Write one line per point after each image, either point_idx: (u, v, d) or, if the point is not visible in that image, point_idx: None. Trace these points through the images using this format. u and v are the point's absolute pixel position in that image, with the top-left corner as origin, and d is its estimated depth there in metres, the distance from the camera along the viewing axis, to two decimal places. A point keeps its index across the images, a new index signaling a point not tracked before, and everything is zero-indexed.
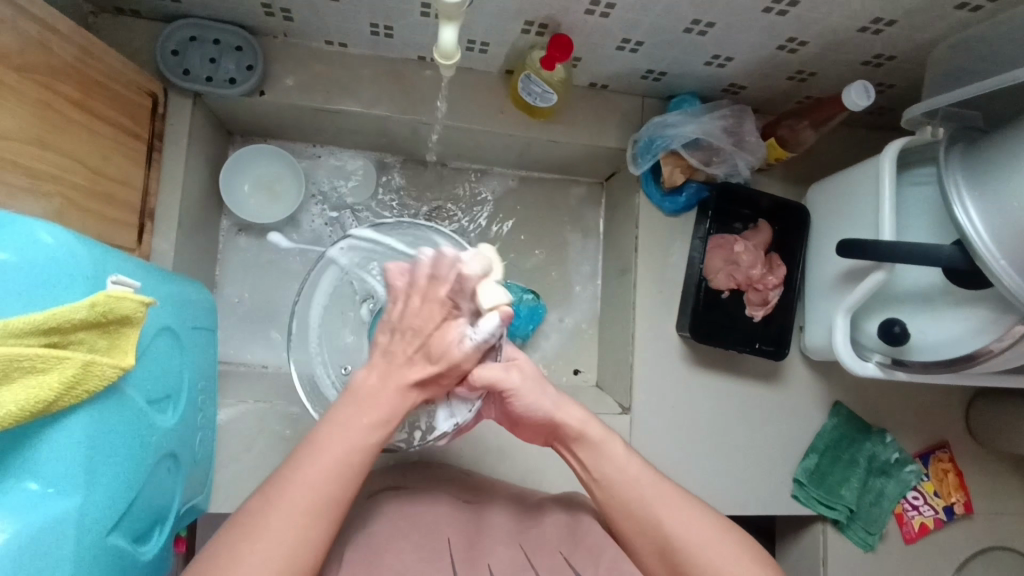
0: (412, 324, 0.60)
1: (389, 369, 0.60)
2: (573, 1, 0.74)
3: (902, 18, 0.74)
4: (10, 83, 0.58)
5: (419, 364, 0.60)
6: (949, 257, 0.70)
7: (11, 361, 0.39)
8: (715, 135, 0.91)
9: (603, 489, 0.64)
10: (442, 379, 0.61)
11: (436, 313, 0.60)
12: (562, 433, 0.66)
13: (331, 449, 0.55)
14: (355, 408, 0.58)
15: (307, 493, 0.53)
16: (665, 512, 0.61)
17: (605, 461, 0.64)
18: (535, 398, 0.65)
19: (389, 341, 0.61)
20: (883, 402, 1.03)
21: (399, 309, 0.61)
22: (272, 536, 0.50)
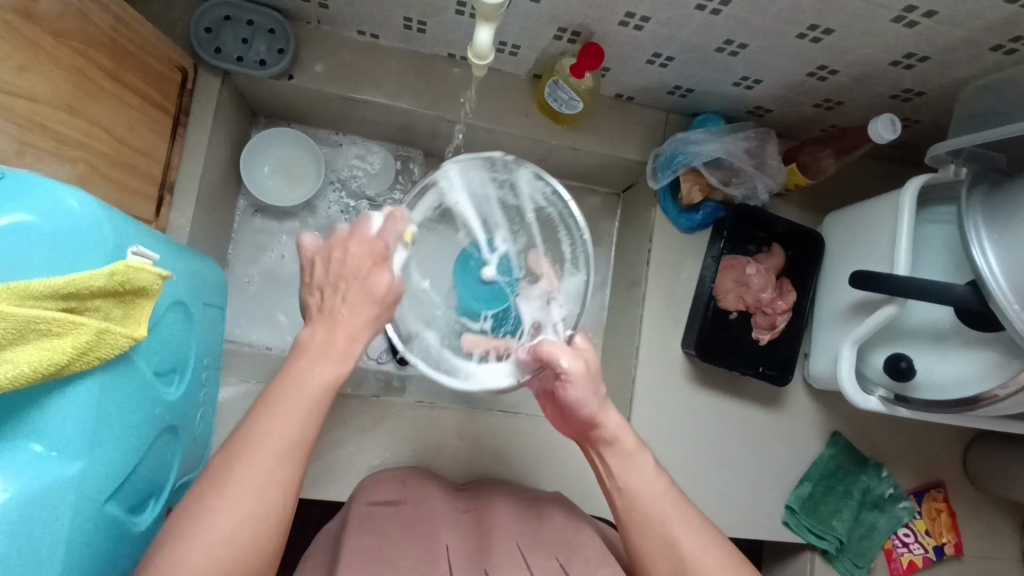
0: (345, 275, 0.56)
1: (334, 321, 0.56)
2: (608, 12, 0.74)
3: (936, 56, 0.74)
4: (46, 47, 0.59)
5: (360, 310, 0.56)
6: (962, 297, 0.70)
7: (29, 322, 0.39)
8: (737, 155, 0.91)
9: (625, 499, 0.65)
10: (391, 316, 0.58)
11: (367, 255, 0.56)
12: (596, 434, 0.66)
13: (290, 396, 0.53)
14: (308, 361, 0.55)
15: (267, 441, 0.51)
16: (690, 545, 0.62)
17: (631, 472, 0.65)
18: (584, 392, 0.64)
19: (321, 299, 0.57)
20: (882, 436, 1.03)
21: (323, 269, 0.57)
22: (237, 486, 0.50)
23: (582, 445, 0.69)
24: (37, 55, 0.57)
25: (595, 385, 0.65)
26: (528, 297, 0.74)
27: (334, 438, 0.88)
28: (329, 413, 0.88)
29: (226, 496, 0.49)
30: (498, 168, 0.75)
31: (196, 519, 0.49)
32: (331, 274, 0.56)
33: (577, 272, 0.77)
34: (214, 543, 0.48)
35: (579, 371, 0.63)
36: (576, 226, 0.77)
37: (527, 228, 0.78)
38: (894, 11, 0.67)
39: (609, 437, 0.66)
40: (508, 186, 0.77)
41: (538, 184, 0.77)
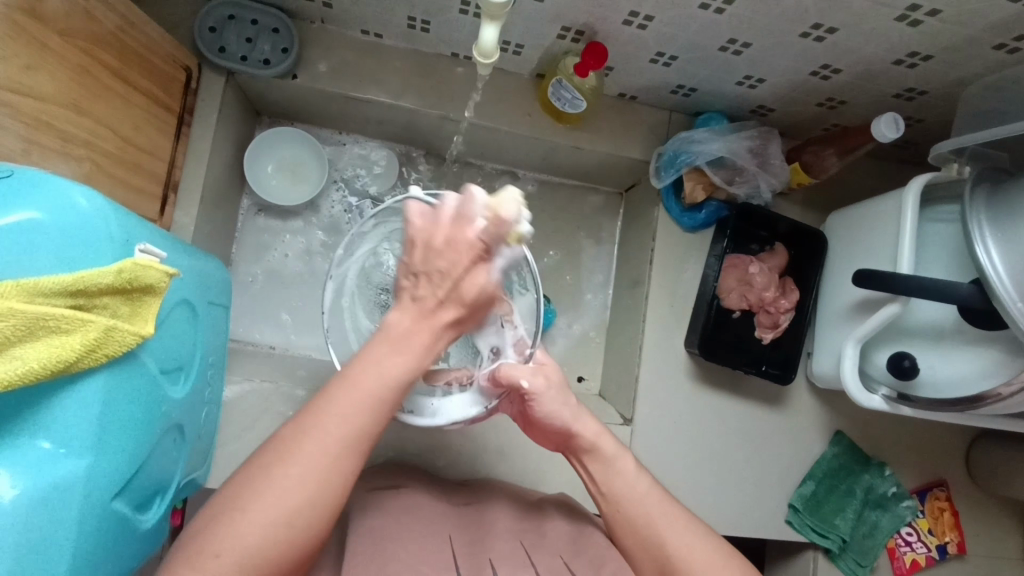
0: (438, 269, 0.54)
1: (422, 314, 0.55)
2: (612, 11, 0.74)
3: (939, 55, 0.74)
4: (52, 46, 0.59)
5: (448, 307, 0.55)
6: (966, 296, 0.70)
7: (38, 319, 0.39)
8: (740, 154, 0.91)
9: (609, 503, 0.66)
10: (471, 317, 0.57)
11: (466, 251, 0.53)
12: (575, 443, 0.69)
13: (363, 383, 0.53)
14: (387, 347, 0.54)
15: (337, 426, 0.51)
16: (672, 539, 0.62)
17: (614, 475, 0.67)
18: (551, 399, 0.67)
19: (415, 287, 0.55)
20: (884, 435, 1.03)
21: (421, 254, 0.54)
22: (306, 462, 0.50)
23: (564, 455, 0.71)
24: (43, 54, 0.58)
25: (561, 392, 0.68)
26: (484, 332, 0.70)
27: None
28: None
29: (296, 471, 0.49)
30: (421, 213, 0.78)
31: (263, 490, 0.49)
32: (428, 260, 0.54)
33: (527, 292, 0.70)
34: (271, 517, 0.48)
35: (539, 390, 0.66)
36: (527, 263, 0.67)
37: None
38: (897, 10, 0.67)
39: (587, 442, 0.68)
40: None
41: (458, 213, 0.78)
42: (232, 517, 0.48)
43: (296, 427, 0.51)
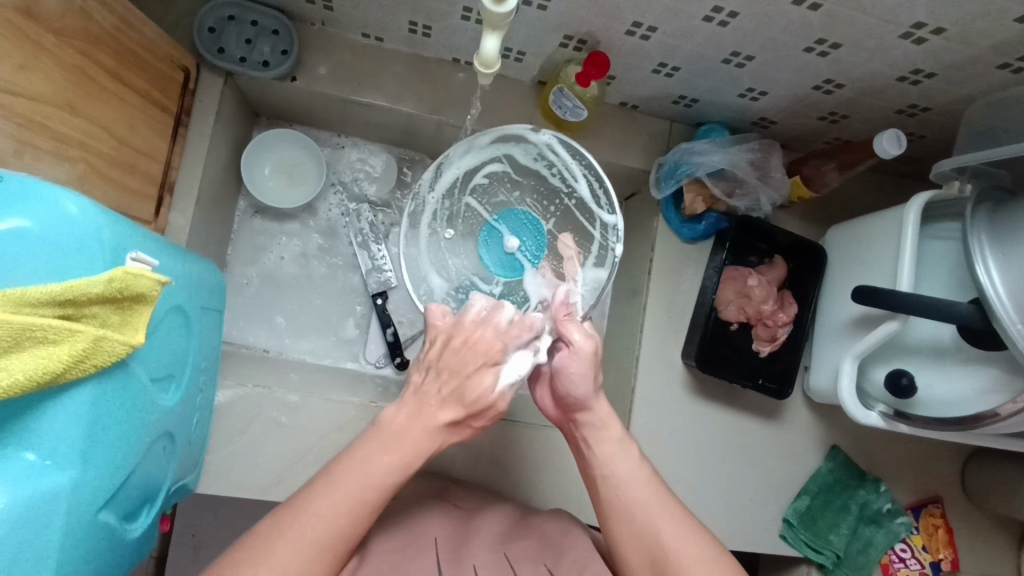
0: (454, 366, 0.63)
1: (421, 408, 0.62)
2: (615, 21, 0.74)
3: (942, 72, 0.73)
4: (46, 45, 0.58)
5: (447, 407, 0.63)
6: (965, 316, 0.70)
7: (24, 330, 0.38)
8: (741, 167, 0.90)
9: (609, 487, 0.66)
10: (471, 420, 0.64)
11: (478, 355, 0.63)
12: (584, 420, 0.69)
13: (347, 483, 0.57)
14: (378, 445, 0.59)
15: (316, 525, 0.55)
16: (665, 530, 0.62)
17: (618, 462, 0.66)
18: (581, 379, 0.67)
19: (423, 379, 0.64)
20: (879, 450, 1.02)
21: (438, 351, 0.65)
22: (274, 565, 0.53)
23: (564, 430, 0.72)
24: (35, 53, 0.57)
25: (591, 378, 0.68)
26: (537, 273, 0.86)
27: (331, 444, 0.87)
28: None
29: (264, 570, 0.52)
30: (517, 143, 0.85)
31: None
32: (448, 361, 0.64)
33: (601, 267, 0.84)
34: None
35: (586, 346, 0.68)
36: (614, 236, 0.84)
37: (569, 211, 0.89)
38: (902, 27, 0.66)
39: (598, 427, 0.68)
40: (537, 157, 0.86)
41: (547, 155, 0.86)
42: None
43: (274, 517, 0.56)
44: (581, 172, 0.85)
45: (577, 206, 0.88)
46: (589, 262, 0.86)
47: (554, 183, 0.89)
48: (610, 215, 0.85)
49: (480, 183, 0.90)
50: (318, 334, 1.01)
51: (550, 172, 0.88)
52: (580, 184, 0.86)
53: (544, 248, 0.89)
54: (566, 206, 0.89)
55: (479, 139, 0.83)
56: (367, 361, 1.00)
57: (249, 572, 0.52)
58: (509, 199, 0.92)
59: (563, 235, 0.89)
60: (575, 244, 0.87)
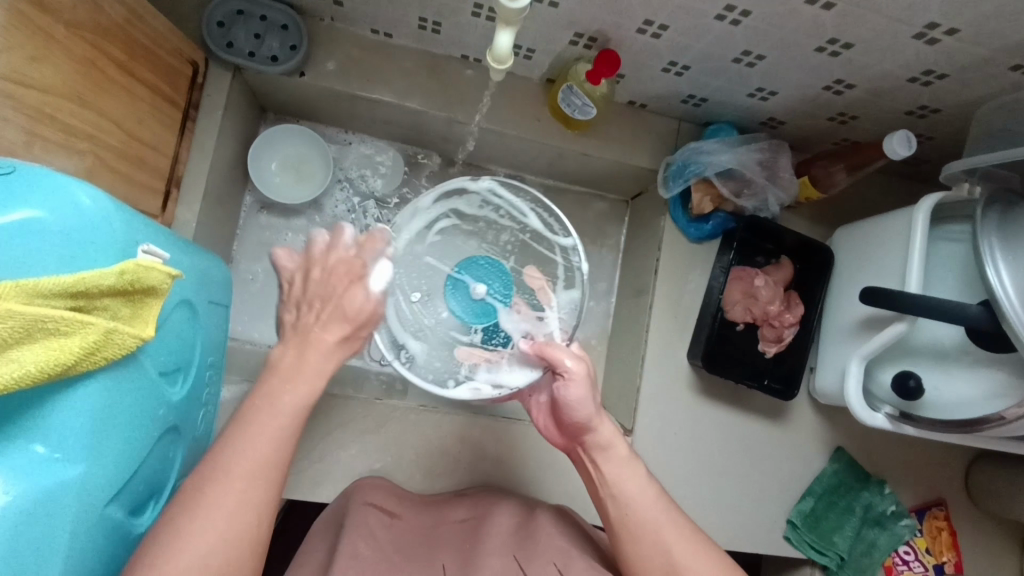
0: (324, 292, 0.64)
1: (306, 339, 0.62)
2: (626, 18, 0.73)
3: (954, 73, 0.73)
4: (58, 37, 0.58)
5: (331, 327, 0.63)
6: (975, 317, 0.70)
7: (36, 321, 0.38)
8: (749, 167, 0.90)
9: (620, 507, 0.66)
10: (361, 333, 0.64)
11: (345, 274, 0.65)
12: (589, 441, 0.69)
13: (262, 417, 0.56)
14: (279, 378, 0.59)
15: (246, 459, 0.53)
16: (677, 549, 0.64)
17: (625, 477, 0.67)
18: (582, 403, 0.67)
19: (298, 316, 0.64)
20: (884, 453, 1.02)
21: (302, 286, 0.66)
22: (215, 507, 0.51)
23: (573, 456, 0.73)
24: (47, 44, 0.57)
25: (592, 399, 0.68)
26: (511, 314, 0.82)
27: (336, 440, 0.87)
28: (329, 414, 0.87)
29: (202, 511, 0.51)
30: (461, 195, 0.86)
31: (180, 529, 0.50)
32: (323, 289, 0.64)
33: (569, 288, 0.86)
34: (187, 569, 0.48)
35: (581, 370, 0.67)
36: (576, 255, 0.86)
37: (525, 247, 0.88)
38: (915, 27, 0.66)
39: (603, 445, 0.68)
40: (482, 204, 0.88)
41: (496, 198, 0.87)
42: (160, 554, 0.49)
43: (201, 471, 0.53)
44: (529, 204, 0.87)
45: (534, 239, 0.88)
46: (559, 287, 0.86)
47: (506, 222, 0.89)
48: (567, 238, 0.86)
49: (434, 242, 0.85)
50: None
51: (498, 215, 0.89)
52: (530, 218, 0.87)
53: (511, 288, 0.85)
54: (521, 241, 0.88)
55: (423, 201, 0.82)
56: (371, 358, 0.95)
57: (192, 519, 0.50)
58: (464, 248, 0.88)
59: (528, 270, 0.87)
60: (540, 275, 0.86)
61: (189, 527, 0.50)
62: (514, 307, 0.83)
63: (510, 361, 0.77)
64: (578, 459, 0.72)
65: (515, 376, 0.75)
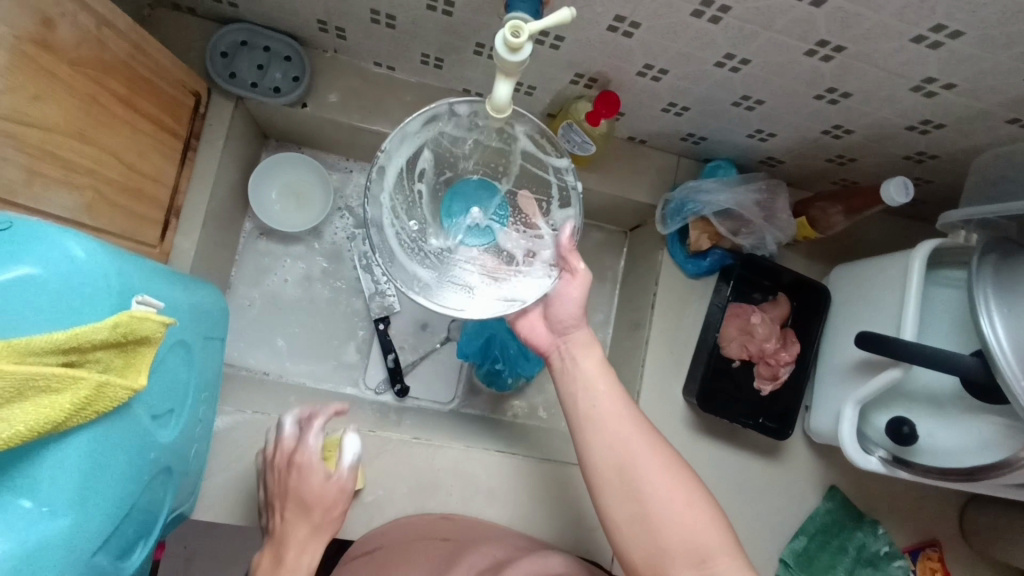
0: (296, 466, 0.76)
1: (303, 514, 0.75)
2: (626, 63, 0.74)
3: (952, 124, 0.73)
4: (60, 75, 0.58)
5: (299, 519, 0.74)
6: (969, 368, 0.70)
7: (27, 380, 0.38)
8: (747, 207, 0.90)
9: (588, 399, 0.69)
10: (330, 503, 0.76)
11: (302, 466, 0.76)
12: (573, 335, 0.73)
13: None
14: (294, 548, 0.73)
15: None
16: (635, 442, 0.65)
17: (596, 376, 0.70)
18: (578, 302, 0.73)
19: (273, 510, 0.76)
20: (878, 492, 1.02)
21: (279, 477, 0.77)
22: None
23: (549, 358, 0.75)
24: (50, 83, 0.57)
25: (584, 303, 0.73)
26: (509, 234, 0.77)
27: None
28: None
29: None
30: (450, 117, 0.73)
31: None
32: (283, 487, 0.76)
33: (567, 209, 0.76)
34: None
35: (586, 274, 0.73)
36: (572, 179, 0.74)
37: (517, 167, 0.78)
38: (912, 81, 0.66)
39: (583, 344, 0.72)
40: (471, 125, 0.74)
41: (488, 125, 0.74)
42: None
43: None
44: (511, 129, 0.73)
45: (525, 160, 0.77)
46: (554, 208, 0.77)
47: (493, 145, 0.77)
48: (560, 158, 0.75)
49: (425, 166, 0.77)
50: (319, 358, 1.00)
51: (489, 137, 0.76)
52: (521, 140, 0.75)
53: (507, 212, 0.79)
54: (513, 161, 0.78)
55: (411, 126, 0.70)
56: (368, 387, 1.01)
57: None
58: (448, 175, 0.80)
59: (521, 195, 0.79)
60: (534, 199, 0.78)
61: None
62: (505, 228, 0.78)
63: (522, 275, 0.74)
64: (556, 361, 0.73)
65: (528, 288, 0.72)
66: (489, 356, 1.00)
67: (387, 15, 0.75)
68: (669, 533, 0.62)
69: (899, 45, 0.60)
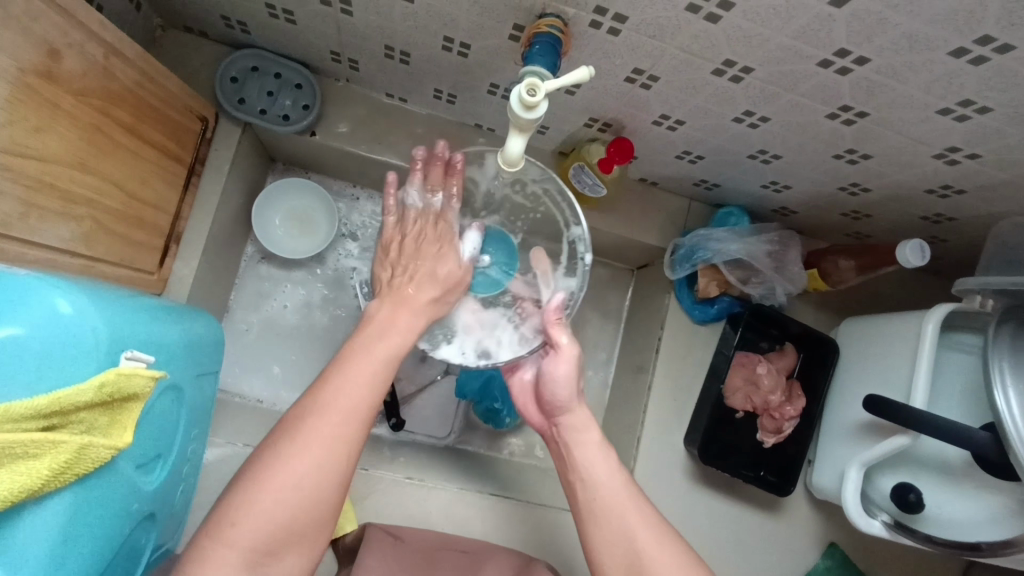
0: (416, 257, 0.70)
1: (403, 299, 0.65)
2: (642, 112, 0.72)
3: (973, 191, 0.71)
4: (64, 106, 0.57)
5: (424, 287, 0.68)
6: (980, 443, 0.67)
7: (3, 448, 0.37)
8: (758, 257, 0.89)
9: (590, 485, 0.64)
10: (447, 297, 0.70)
11: (426, 240, 0.72)
12: (565, 418, 0.69)
13: (359, 360, 0.57)
14: (378, 331, 0.61)
15: (340, 399, 0.54)
16: (639, 533, 0.60)
17: (594, 465, 0.65)
18: (567, 381, 0.68)
19: (393, 276, 0.69)
20: (879, 550, 1.00)
21: (398, 252, 0.71)
22: (310, 454, 0.51)
23: (547, 437, 0.72)
24: (53, 115, 0.56)
25: (576, 379, 0.69)
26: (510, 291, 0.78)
27: None
28: None
29: (298, 443, 0.51)
30: (481, 167, 0.76)
31: (259, 483, 0.50)
32: (415, 252, 0.71)
33: (572, 277, 0.78)
34: (270, 507, 0.49)
35: (572, 350, 0.69)
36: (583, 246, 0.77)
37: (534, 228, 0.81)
38: (935, 149, 0.64)
39: (577, 428, 0.68)
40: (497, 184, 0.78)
41: (518, 180, 0.77)
42: (208, 548, 0.48)
43: (300, 405, 0.54)
44: (541, 193, 0.78)
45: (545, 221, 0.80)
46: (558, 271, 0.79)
47: (518, 200, 0.80)
48: (577, 226, 0.78)
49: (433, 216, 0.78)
50: None
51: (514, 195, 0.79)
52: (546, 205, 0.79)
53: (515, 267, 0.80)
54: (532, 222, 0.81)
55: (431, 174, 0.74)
56: None
57: (251, 501, 0.49)
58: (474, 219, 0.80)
59: (534, 250, 0.80)
60: (546, 257, 0.80)
61: (252, 501, 0.49)
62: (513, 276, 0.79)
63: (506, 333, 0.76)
64: (552, 443, 0.70)
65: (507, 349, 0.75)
66: (488, 395, 0.98)
67: (402, 52, 0.74)
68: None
69: (923, 115, 0.59)
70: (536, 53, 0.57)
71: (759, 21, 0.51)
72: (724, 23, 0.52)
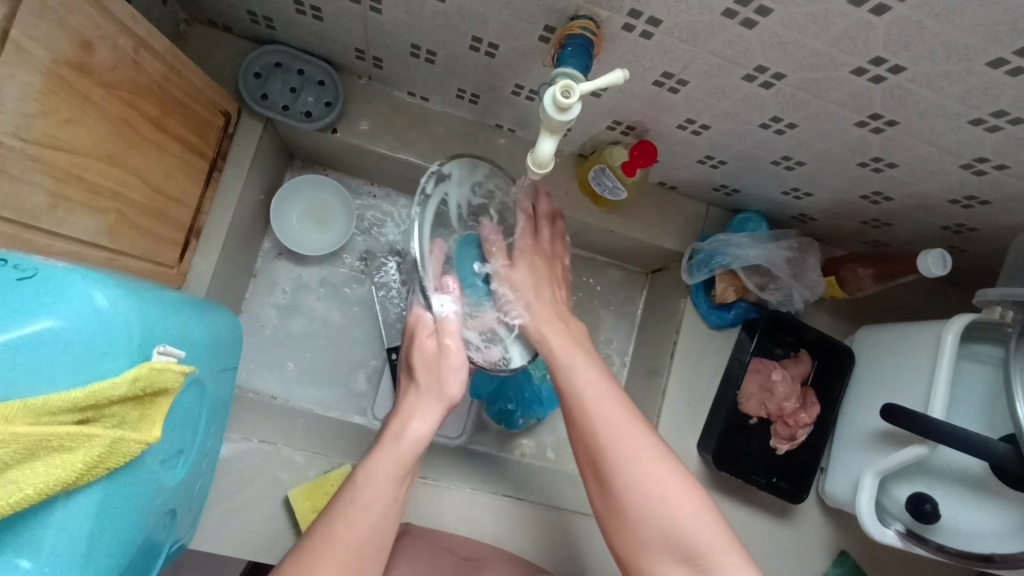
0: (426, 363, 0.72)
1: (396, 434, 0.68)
2: (667, 115, 0.72)
3: (997, 202, 0.71)
4: (96, 99, 0.57)
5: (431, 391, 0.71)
6: (999, 454, 0.67)
7: (39, 441, 0.36)
8: (777, 264, 0.89)
9: (564, 393, 0.69)
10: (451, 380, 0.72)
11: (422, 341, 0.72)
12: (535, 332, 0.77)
13: (355, 508, 0.62)
14: (367, 474, 0.65)
15: (338, 549, 0.59)
16: (596, 418, 0.65)
17: (569, 363, 0.71)
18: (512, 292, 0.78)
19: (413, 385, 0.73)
20: (888, 559, 0.99)
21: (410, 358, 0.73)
22: None
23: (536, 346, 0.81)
24: (84, 107, 0.56)
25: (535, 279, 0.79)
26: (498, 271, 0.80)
27: None
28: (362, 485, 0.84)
29: None
30: (451, 182, 0.76)
31: None
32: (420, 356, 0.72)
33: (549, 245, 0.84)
34: None
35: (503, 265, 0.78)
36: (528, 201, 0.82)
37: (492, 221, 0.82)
38: (963, 159, 0.64)
39: (548, 337, 0.74)
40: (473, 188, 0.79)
41: (479, 180, 0.79)
42: None
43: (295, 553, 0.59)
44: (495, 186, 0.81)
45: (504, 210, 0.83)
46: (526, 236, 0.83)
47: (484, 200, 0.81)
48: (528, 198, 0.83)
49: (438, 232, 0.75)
50: (327, 384, 0.99)
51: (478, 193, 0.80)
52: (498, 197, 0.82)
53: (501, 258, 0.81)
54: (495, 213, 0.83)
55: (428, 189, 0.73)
56: (374, 417, 0.99)
57: None
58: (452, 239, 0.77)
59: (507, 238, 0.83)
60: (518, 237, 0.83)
61: None
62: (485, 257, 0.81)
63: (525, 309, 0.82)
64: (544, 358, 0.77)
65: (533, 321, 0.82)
66: (502, 396, 0.99)
67: (428, 51, 0.74)
68: (640, 514, 0.59)
69: (954, 124, 0.59)
70: (568, 55, 0.57)
71: (796, 28, 0.51)
72: (760, 29, 0.52)
